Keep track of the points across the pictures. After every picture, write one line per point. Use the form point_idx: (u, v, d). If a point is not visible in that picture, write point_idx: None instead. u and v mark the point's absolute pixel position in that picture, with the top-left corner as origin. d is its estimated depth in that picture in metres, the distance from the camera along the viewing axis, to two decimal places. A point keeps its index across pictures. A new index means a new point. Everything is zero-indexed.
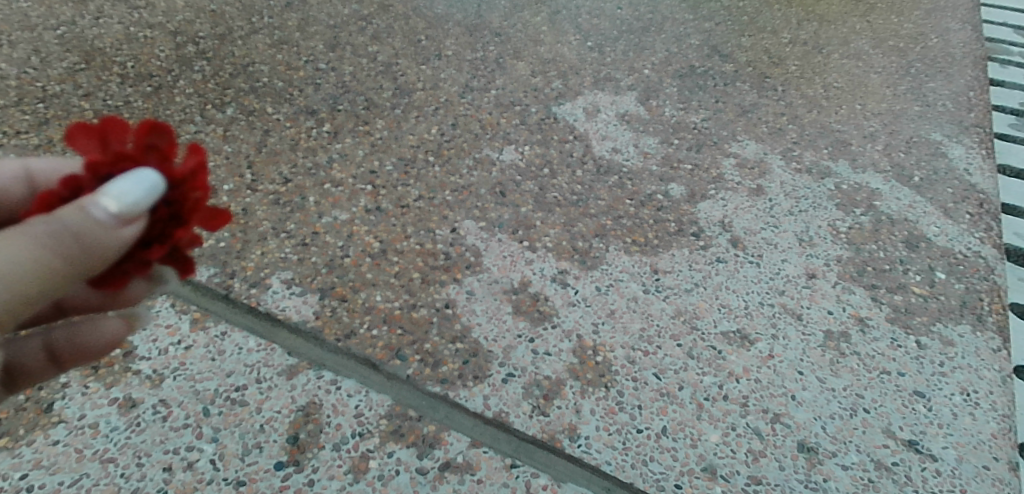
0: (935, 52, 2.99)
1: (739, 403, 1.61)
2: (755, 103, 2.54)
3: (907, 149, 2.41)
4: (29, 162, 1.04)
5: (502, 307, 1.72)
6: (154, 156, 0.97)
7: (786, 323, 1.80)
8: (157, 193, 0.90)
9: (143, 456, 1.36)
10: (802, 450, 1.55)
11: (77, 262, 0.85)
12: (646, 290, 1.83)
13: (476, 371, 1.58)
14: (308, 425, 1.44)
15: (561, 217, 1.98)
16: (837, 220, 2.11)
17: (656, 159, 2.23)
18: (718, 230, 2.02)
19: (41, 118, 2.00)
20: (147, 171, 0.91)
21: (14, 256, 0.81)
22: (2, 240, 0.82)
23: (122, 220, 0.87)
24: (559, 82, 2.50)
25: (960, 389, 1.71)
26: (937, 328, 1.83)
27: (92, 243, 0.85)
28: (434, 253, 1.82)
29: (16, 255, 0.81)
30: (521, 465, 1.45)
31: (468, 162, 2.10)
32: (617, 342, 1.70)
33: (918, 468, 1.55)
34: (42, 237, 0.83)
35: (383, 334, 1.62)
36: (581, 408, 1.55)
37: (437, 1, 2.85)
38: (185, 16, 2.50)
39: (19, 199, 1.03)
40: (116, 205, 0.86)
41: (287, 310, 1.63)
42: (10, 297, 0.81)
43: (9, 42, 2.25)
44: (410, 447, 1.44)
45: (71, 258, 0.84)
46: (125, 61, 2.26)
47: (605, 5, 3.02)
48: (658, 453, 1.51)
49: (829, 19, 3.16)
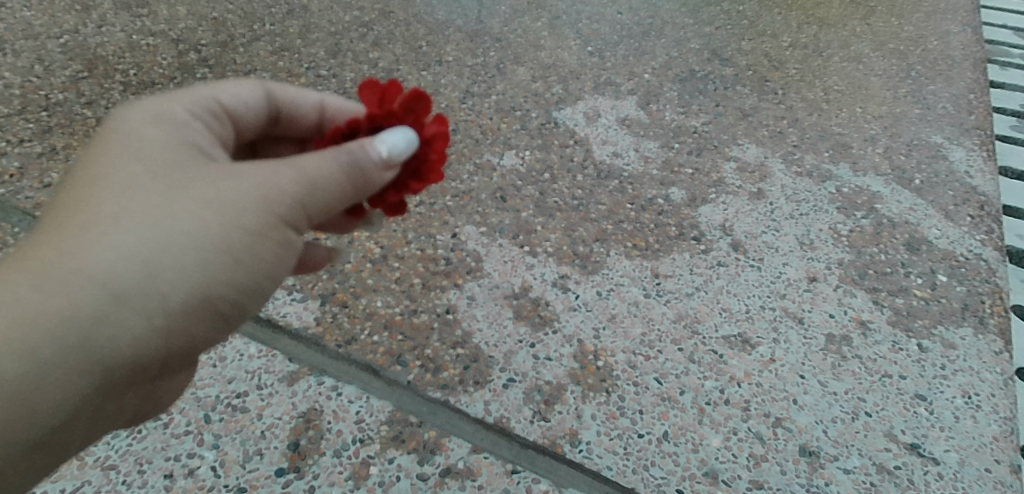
0: (935, 55, 2.99)
1: (740, 407, 1.61)
2: (755, 107, 2.55)
3: (908, 152, 2.41)
4: (272, 88, 1.24)
5: (502, 312, 1.73)
6: (413, 118, 1.19)
7: (787, 327, 1.80)
8: (411, 148, 1.13)
9: (145, 463, 1.36)
10: (803, 454, 1.55)
11: (356, 190, 1.07)
12: (647, 294, 1.83)
13: (477, 377, 1.59)
14: (309, 431, 1.44)
15: (562, 222, 1.98)
16: (838, 223, 2.11)
17: (657, 163, 2.23)
18: (718, 234, 2.02)
19: (44, 126, 2.01)
20: (407, 130, 1.14)
21: (320, 176, 1.03)
22: (315, 161, 1.04)
23: (388, 165, 1.10)
24: (559, 87, 2.50)
25: (962, 392, 1.70)
26: (938, 331, 1.83)
27: (369, 178, 1.08)
28: (435, 258, 1.82)
29: (322, 175, 1.04)
30: (522, 471, 1.45)
31: (468, 167, 2.11)
32: (618, 346, 1.70)
33: (920, 472, 1.54)
34: (341, 165, 1.05)
35: (383, 340, 1.62)
36: (582, 413, 1.55)
37: (437, 7, 2.86)
38: (188, 24, 2.52)
39: (258, 118, 1.23)
40: (388, 152, 1.09)
41: (287, 316, 1.63)
42: (309, 205, 1.03)
43: (13, 50, 2.27)
44: (411, 454, 1.44)
45: (354, 187, 1.07)
46: (127, 69, 2.27)
47: (606, 10, 3.03)
48: (659, 458, 1.51)
49: (828, 23, 3.17)
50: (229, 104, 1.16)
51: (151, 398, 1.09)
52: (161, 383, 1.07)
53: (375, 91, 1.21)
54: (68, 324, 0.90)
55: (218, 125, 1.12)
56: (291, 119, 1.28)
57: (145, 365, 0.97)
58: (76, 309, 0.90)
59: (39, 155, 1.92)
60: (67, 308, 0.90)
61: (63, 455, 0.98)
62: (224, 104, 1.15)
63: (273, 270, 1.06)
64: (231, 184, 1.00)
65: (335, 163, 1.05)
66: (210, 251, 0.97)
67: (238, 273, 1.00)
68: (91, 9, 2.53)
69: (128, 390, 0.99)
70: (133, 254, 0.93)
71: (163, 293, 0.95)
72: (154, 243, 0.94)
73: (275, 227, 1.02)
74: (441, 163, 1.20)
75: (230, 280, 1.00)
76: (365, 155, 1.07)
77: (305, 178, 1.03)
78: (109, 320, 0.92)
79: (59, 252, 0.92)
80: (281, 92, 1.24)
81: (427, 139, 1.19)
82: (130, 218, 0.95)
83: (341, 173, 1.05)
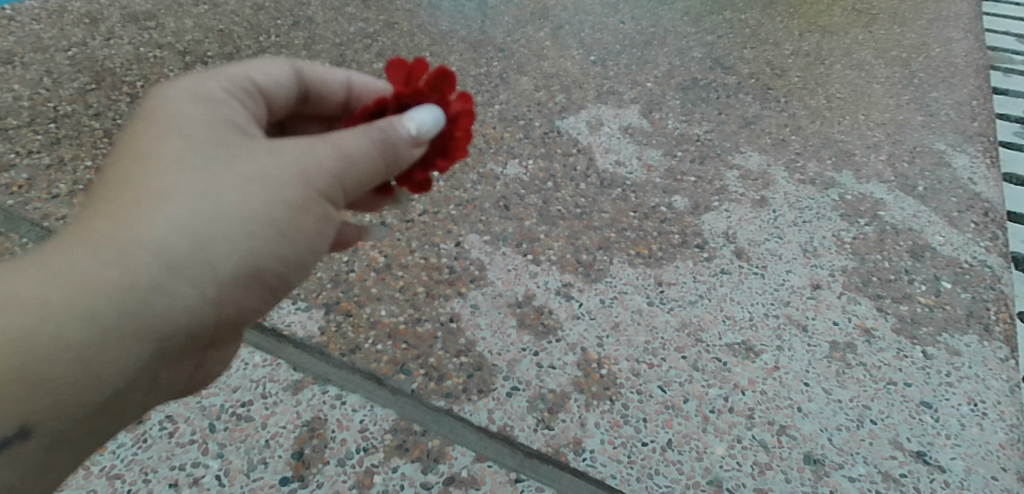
0: (937, 62, 3.00)
1: (744, 415, 1.61)
2: (758, 115, 2.55)
3: (911, 159, 2.41)
4: (301, 66, 1.27)
5: (506, 321, 1.73)
6: (438, 96, 1.26)
7: (792, 335, 1.80)
8: (437, 127, 1.21)
9: (150, 472, 1.36)
10: (808, 462, 1.54)
11: (388, 166, 1.13)
12: (651, 302, 1.83)
13: (481, 385, 1.59)
14: (313, 440, 1.45)
15: (565, 230, 1.99)
16: (842, 231, 2.11)
17: (660, 171, 2.24)
18: (721, 241, 2.03)
19: (52, 138, 2.03)
20: (433, 109, 1.21)
21: (357, 151, 1.08)
22: (350, 137, 1.09)
23: (417, 142, 1.16)
24: (562, 96, 2.52)
25: (968, 400, 1.70)
26: (943, 338, 1.82)
27: (400, 155, 1.14)
28: (439, 267, 1.83)
29: (359, 151, 1.08)
30: (526, 479, 1.45)
31: (472, 176, 2.12)
32: (622, 355, 1.70)
33: (927, 480, 1.54)
34: (376, 141, 1.10)
35: (388, 348, 1.62)
36: (586, 422, 1.55)
37: (441, 17, 2.88)
38: (194, 36, 2.54)
39: (289, 96, 1.25)
40: (417, 130, 1.15)
41: (292, 325, 1.64)
42: (349, 180, 1.08)
43: (22, 63, 2.29)
44: (415, 462, 1.44)
45: (387, 163, 1.12)
46: (134, 81, 2.29)
47: (608, 19, 3.04)
48: (664, 466, 1.50)
49: (830, 31, 3.18)
50: (261, 81, 1.17)
51: (195, 374, 1.08)
52: (207, 357, 1.07)
53: (401, 70, 1.27)
54: (127, 293, 0.89)
55: (251, 102, 1.14)
56: (318, 98, 1.32)
57: (198, 335, 0.98)
58: (134, 279, 0.89)
59: (47, 166, 1.94)
60: (124, 278, 0.89)
61: (119, 423, 0.97)
62: (255, 81, 1.16)
63: (315, 244, 1.09)
64: (276, 158, 1.02)
65: (369, 140, 1.10)
66: (257, 223, 0.99)
67: (285, 246, 1.03)
68: (99, 22, 2.55)
69: (178, 362, 1.00)
70: (186, 226, 0.93)
71: (215, 264, 0.95)
72: (206, 215, 0.95)
73: (318, 201, 1.05)
74: (465, 140, 1.28)
75: (276, 253, 1.02)
76: (396, 132, 1.13)
77: (344, 155, 1.07)
78: (165, 290, 0.92)
79: (110, 225, 0.91)
80: (309, 70, 1.27)
81: (453, 116, 1.26)
82: (182, 189, 0.95)
83: (376, 151, 1.10)
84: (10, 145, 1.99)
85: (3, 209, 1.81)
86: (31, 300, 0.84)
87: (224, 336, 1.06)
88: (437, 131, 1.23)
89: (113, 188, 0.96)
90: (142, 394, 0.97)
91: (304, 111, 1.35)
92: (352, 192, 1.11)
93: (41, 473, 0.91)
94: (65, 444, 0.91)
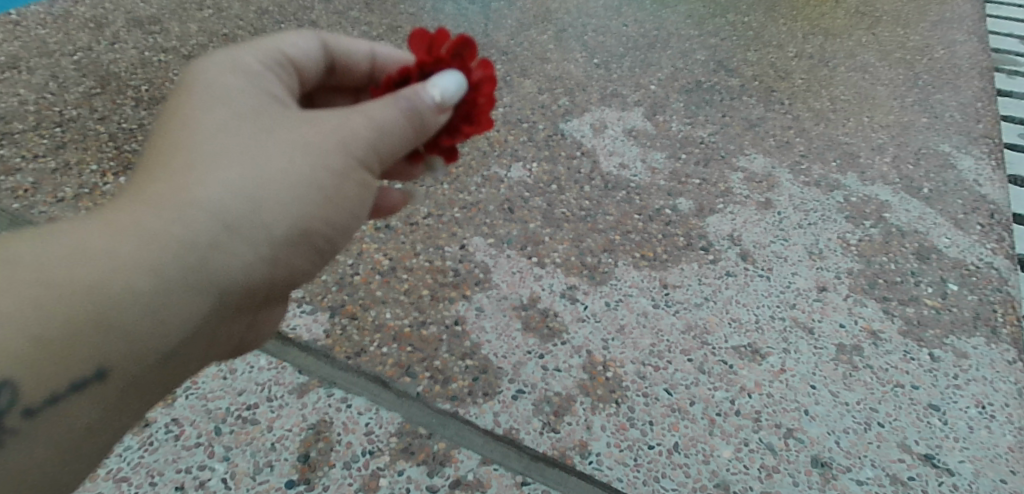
0: (941, 64, 2.99)
1: (751, 418, 1.60)
2: (762, 117, 2.55)
3: (916, 161, 2.41)
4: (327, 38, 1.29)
5: (511, 323, 1.73)
6: (460, 62, 1.24)
7: (798, 337, 1.79)
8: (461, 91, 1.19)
9: (155, 476, 1.36)
10: (816, 465, 1.53)
11: (416, 134, 1.13)
12: (656, 305, 1.82)
13: (486, 388, 1.58)
14: (319, 443, 1.44)
15: (570, 233, 1.99)
16: (847, 233, 2.10)
17: (664, 174, 2.24)
18: (726, 244, 2.02)
19: (58, 142, 2.03)
20: (456, 74, 1.19)
21: (386, 119, 1.09)
22: (380, 106, 1.10)
23: (443, 109, 1.16)
24: (566, 99, 2.52)
25: (975, 402, 1.69)
26: (950, 340, 1.81)
27: (427, 123, 1.14)
28: (444, 270, 1.83)
29: (388, 119, 1.09)
30: (532, 483, 1.44)
31: (477, 179, 2.12)
32: (628, 357, 1.69)
33: (935, 483, 1.53)
34: (404, 109, 1.10)
35: (393, 351, 1.62)
36: (592, 424, 1.55)
37: (444, 21, 2.89)
38: (199, 40, 2.54)
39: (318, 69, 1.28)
40: (441, 97, 1.14)
41: (297, 328, 1.64)
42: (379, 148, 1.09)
43: (28, 68, 2.30)
44: (421, 465, 1.43)
45: (415, 131, 1.13)
46: (140, 85, 2.29)
47: (611, 23, 3.04)
48: (671, 469, 1.49)
49: (834, 33, 3.17)
50: (293, 53, 1.20)
51: (251, 330, 1.17)
52: (260, 314, 1.16)
53: (423, 40, 1.27)
54: (189, 250, 0.96)
55: (285, 74, 1.17)
56: (347, 70, 1.34)
57: (254, 291, 1.06)
58: (195, 238, 0.96)
59: (52, 170, 1.95)
60: (185, 235, 0.96)
61: (183, 376, 1.04)
62: (291, 57, 1.20)
63: (354, 209, 1.14)
64: (316, 128, 1.07)
65: (397, 107, 1.10)
66: (301, 188, 1.04)
67: (329, 210, 1.09)
68: (104, 26, 2.56)
69: (235, 318, 1.07)
70: (237, 188, 1.00)
71: (267, 224, 1.02)
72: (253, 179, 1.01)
73: (353, 173, 1.09)
74: (489, 106, 1.26)
75: (322, 216, 1.08)
76: (421, 100, 1.12)
77: (374, 128, 1.09)
78: (222, 249, 0.99)
79: (168, 187, 0.98)
80: (336, 43, 1.30)
81: (476, 84, 1.25)
82: (231, 157, 1.01)
83: (405, 119, 1.11)
84: (15, 149, 1.99)
85: (8, 212, 1.81)
86: (103, 250, 0.92)
87: (275, 296, 1.14)
88: (461, 97, 1.22)
89: (167, 156, 1.02)
90: (203, 347, 1.04)
91: (336, 84, 1.37)
92: (384, 159, 1.12)
93: (117, 416, 0.98)
94: (135, 392, 0.98)
